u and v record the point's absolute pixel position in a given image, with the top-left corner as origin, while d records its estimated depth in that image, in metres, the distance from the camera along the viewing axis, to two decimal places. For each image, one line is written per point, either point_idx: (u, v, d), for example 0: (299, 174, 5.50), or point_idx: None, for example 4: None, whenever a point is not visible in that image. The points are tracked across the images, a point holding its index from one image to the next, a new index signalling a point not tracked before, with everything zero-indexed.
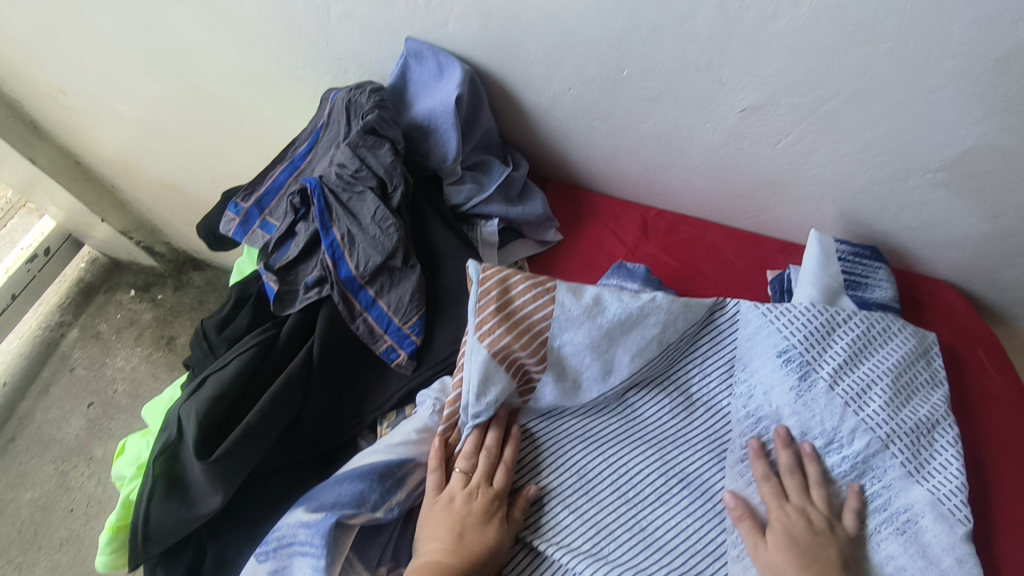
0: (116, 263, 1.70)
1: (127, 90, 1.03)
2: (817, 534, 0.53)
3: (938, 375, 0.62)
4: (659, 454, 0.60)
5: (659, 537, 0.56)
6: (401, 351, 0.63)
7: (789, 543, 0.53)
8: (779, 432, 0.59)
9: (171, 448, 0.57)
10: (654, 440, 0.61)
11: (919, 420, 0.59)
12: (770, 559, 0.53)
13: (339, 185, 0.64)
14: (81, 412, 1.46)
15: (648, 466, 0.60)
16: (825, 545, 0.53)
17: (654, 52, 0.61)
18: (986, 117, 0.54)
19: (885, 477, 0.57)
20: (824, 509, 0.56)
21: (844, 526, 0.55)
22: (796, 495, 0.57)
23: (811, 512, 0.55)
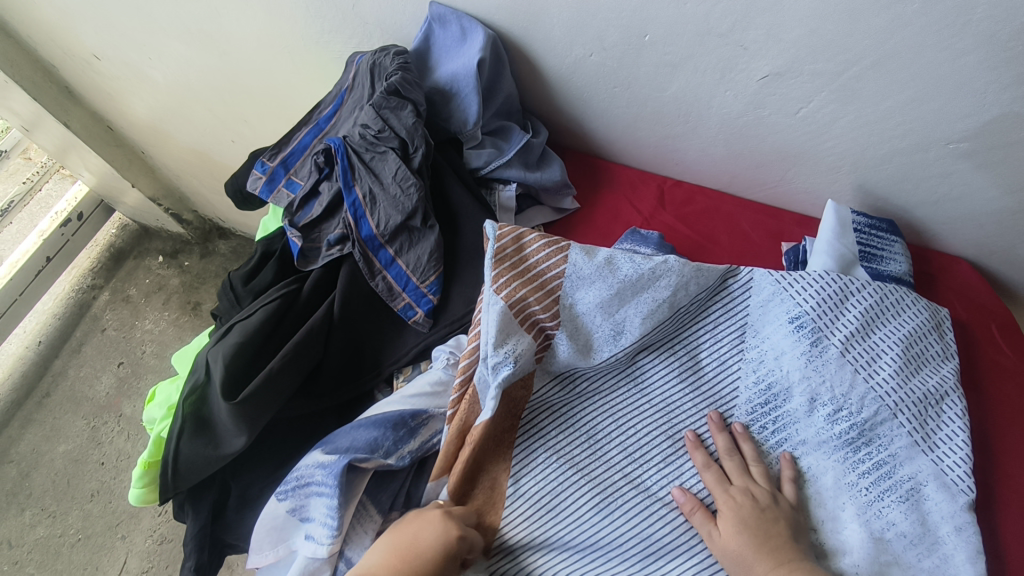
0: (145, 230, 1.75)
1: (158, 55, 1.06)
2: (763, 511, 0.56)
3: (950, 348, 0.63)
4: (666, 416, 0.63)
5: (662, 496, 0.60)
6: (418, 309, 0.65)
7: (740, 526, 0.55)
8: (711, 418, 0.62)
9: (199, 390, 0.59)
10: (663, 404, 0.63)
11: (927, 391, 0.60)
12: (726, 542, 0.55)
13: (362, 145, 0.66)
14: (111, 371, 1.52)
15: (656, 428, 0.62)
16: (773, 520, 0.55)
17: (677, 16, 0.62)
18: (1012, 84, 0.54)
19: (892, 446, 0.58)
20: (766, 484, 0.58)
21: (786, 496, 0.58)
22: (737, 476, 0.59)
23: (754, 490, 0.57)
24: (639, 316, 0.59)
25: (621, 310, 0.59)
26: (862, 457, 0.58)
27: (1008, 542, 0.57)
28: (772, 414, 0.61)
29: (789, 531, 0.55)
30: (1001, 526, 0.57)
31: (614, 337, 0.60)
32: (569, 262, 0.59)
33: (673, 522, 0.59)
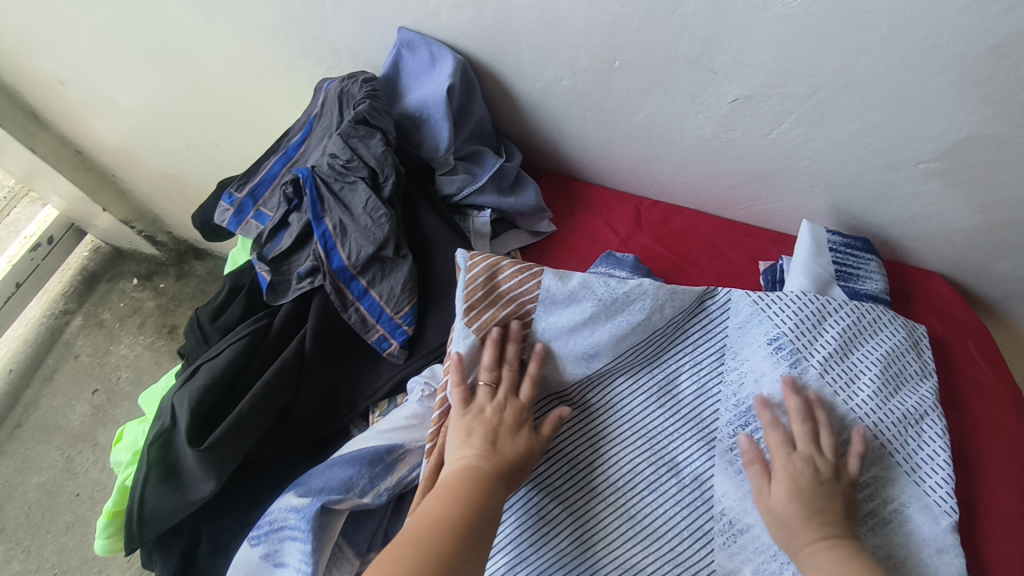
0: (119, 252, 1.71)
1: (124, 79, 1.03)
2: (822, 483, 0.52)
3: (929, 366, 0.61)
4: (650, 443, 0.61)
5: (648, 525, 0.58)
6: (393, 341, 0.64)
7: (794, 491, 0.52)
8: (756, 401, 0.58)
9: (165, 435, 0.57)
10: (643, 431, 0.61)
11: (906, 411, 0.58)
12: (775, 490, 0.53)
13: (331, 175, 0.64)
14: (85, 399, 1.48)
15: (639, 455, 0.60)
16: (830, 495, 0.52)
17: (646, 41, 0.61)
18: (979, 107, 0.54)
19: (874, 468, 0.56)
20: (832, 457, 0.54)
21: (850, 471, 0.54)
22: (803, 442, 0.55)
23: (817, 460, 0.54)
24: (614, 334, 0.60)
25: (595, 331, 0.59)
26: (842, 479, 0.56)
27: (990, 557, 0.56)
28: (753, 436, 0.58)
29: (844, 507, 0.52)
30: (984, 543, 0.57)
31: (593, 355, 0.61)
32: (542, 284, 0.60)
33: (658, 553, 0.57)
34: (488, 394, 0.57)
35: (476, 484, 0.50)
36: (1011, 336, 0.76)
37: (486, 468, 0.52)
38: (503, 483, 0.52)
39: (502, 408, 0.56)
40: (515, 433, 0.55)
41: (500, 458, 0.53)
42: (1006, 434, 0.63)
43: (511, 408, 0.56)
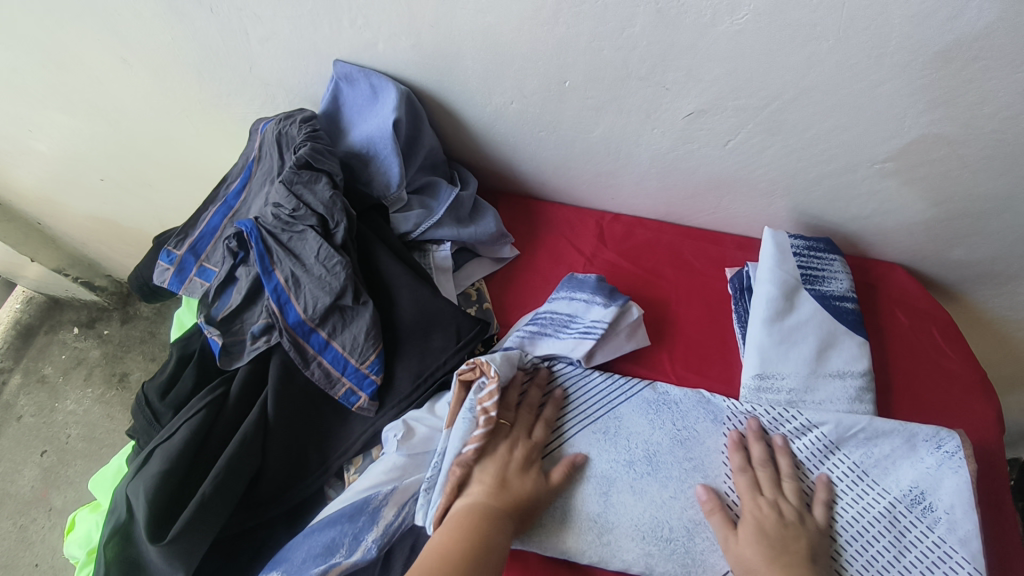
0: (54, 301, 1.58)
1: (38, 126, 0.95)
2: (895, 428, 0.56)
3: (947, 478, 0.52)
4: (678, 439, 0.57)
5: (672, 526, 0.53)
6: (361, 393, 0.60)
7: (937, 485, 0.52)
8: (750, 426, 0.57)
9: (122, 529, 0.53)
10: (679, 438, 0.57)
11: (896, 498, 0.53)
12: (740, 552, 0.50)
13: (277, 226, 0.61)
14: (34, 462, 1.36)
15: (661, 434, 0.58)
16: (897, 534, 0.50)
17: (595, 61, 0.59)
18: (929, 109, 0.54)
19: (957, 530, 0.50)
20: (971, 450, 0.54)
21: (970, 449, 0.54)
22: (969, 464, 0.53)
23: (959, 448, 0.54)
24: (577, 338, 0.63)
25: (559, 336, 0.64)
26: (910, 552, 0.50)
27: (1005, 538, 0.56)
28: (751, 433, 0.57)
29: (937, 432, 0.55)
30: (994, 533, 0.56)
31: (571, 362, 0.63)
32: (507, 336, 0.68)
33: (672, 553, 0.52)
34: (505, 433, 0.56)
35: (480, 517, 0.48)
36: (970, 314, 0.78)
37: (493, 505, 0.50)
38: (511, 518, 0.50)
39: (511, 446, 0.55)
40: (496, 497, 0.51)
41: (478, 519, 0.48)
42: (977, 420, 0.63)
43: (524, 447, 0.55)
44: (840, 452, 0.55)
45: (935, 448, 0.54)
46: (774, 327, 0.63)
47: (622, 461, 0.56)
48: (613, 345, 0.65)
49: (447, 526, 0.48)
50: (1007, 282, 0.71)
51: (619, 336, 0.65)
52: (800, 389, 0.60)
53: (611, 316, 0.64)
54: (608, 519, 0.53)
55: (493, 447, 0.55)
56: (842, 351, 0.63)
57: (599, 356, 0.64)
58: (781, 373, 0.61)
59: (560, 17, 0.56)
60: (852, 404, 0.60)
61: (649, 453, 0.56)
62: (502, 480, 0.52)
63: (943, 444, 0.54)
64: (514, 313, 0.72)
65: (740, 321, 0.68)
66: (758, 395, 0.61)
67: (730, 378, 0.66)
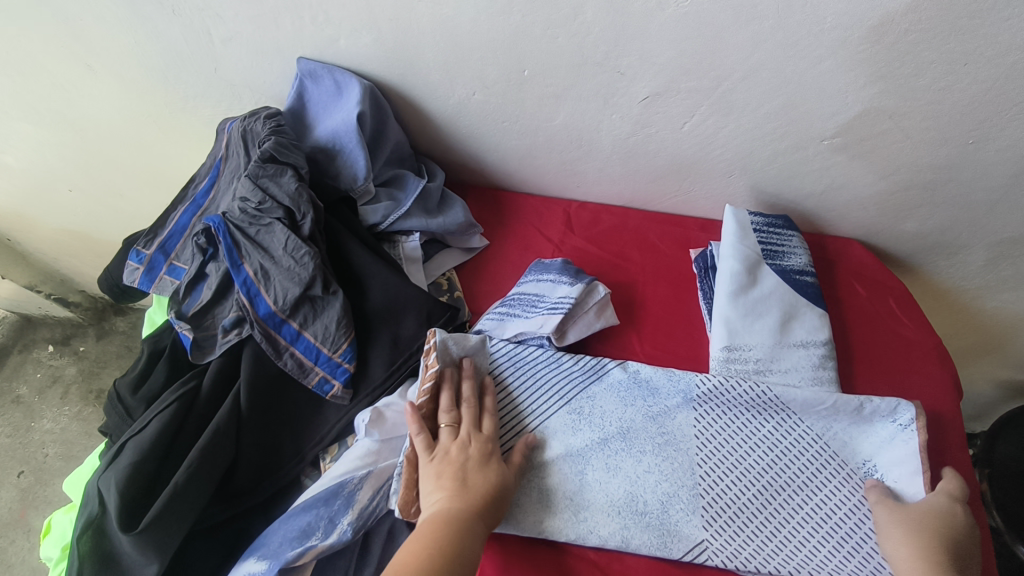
0: (28, 320, 1.56)
1: (4, 138, 0.94)
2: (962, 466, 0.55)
3: (892, 448, 0.56)
4: (646, 414, 0.57)
5: (646, 501, 0.53)
6: (334, 381, 0.61)
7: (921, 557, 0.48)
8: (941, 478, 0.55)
9: (96, 523, 0.54)
10: (648, 414, 0.57)
11: (851, 467, 0.56)
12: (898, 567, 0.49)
13: (244, 220, 0.61)
14: (10, 483, 1.33)
15: (630, 410, 0.57)
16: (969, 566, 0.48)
17: (551, 49, 0.61)
18: (869, 83, 0.57)
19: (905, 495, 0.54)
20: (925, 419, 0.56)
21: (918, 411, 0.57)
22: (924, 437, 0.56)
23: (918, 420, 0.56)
24: (546, 315, 0.64)
25: (529, 316, 0.65)
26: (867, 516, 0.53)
27: None
28: (716, 407, 0.58)
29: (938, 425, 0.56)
30: None
31: (542, 339, 0.63)
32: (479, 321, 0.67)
33: (648, 527, 0.53)
34: (451, 433, 0.54)
35: (450, 524, 0.46)
36: (925, 285, 0.81)
37: (460, 507, 0.48)
38: (481, 516, 0.48)
39: (466, 444, 0.53)
40: (483, 468, 0.51)
41: (472, 494, 0.49)
42: (932, 384, 0.65)
43: (477, 442, 0.53)
44: (799, 422, 0.57)
45: (890, 421, 0.57)
46: (737, 301, 0.65)
47: (597, 441, 0.56)
48: (583, 323, 0.66)
49: (423, 533, 0.46)
50: (956, 252, 0.74)
51: (587, 314, 0.67)
52: (766, 358, 0.62)
53: (577, 292, 0.65)
54: (595, 499, 0.54)
55: (444, 451, 0.52)
56: (804, 322, 0.65)
57: (571, 335, 0.65)
58: (748, 344, 0.63)
59: (515, 6, 0.58)
60: (817, 371, 0.62)
61: (620, 430, 0.56)
62: (463, 480, 0.50)
63: (899, 416, 0.56)
64: (485, 300, 0.74)
65: (706, 299, 0.70)
66: (727, 366, 0.62)
67: (696, 353, 0.68)
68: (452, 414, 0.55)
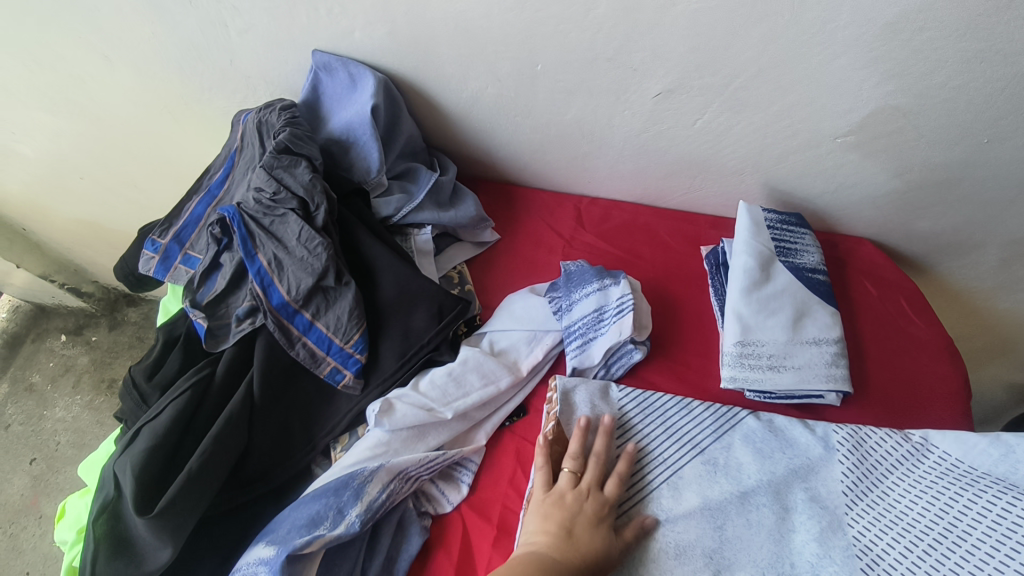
0: (41, 310, 1.58)
1: (22, 128, 0.96)
2: None
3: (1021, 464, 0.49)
4: (723, 457, 0.55)
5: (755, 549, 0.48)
6: (346, 372, 0.61)
7: None
8: None
9: (111, 506, 0.54)
10: (728, 456, 0.55)
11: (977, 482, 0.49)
12: None
13: (259, 211, 0.62)
14: (23, 470, 1.35)
15: (713, 450, 0.55)
16: None
17: (564, 44, 0.62)
18: (883, 80, 0.56)
19: None
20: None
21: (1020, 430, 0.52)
22: None
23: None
24: (618, 321, 0.64)
25: (602, 330, 0.64)
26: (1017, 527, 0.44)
27: None
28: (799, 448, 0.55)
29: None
30: None
31: (628, 347, 0.65)
32: (493, 320, 0.69)
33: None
34: (572, 480, 0.53)
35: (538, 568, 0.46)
36: (937, 286, 0.81)
37: (557, 558, 0.47)
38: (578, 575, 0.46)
39: (583, 495, 0.52)
40: (594, 526, 0.50)
41: (575, 550, 0.48)
42: (941, 383, 0.65)
43: (593, 496, 0.52)
44: (922, 454, 0.53)
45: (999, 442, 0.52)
46: (750, 298, 0.65)
47: (708, 466, 0.54)
48: (642, 311, 0.67)
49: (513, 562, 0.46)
50: (970, 252, 0.73)
51: (641, 305, 0.67)
52: (779, 354, 0.62)
53: (629, 288, 0.66)
54: (699, 515, 0.51)
55: (559, 496, 0.52)
56: (816, 320, 0.65)
57: (644, 324, 0.66)
58: (760, 340, 0.63)
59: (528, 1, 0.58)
60: (829, 369, 0.62)
61: (707, 471, 0.54)
62: (569, 530, 0.49)
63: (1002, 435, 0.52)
64: (497, 293, 0.74)
65: (717, 295, 0.70)
66: (740, 361, 0.62)
67: (707, 351, 0.68)
68: (579, 462, 0.54)
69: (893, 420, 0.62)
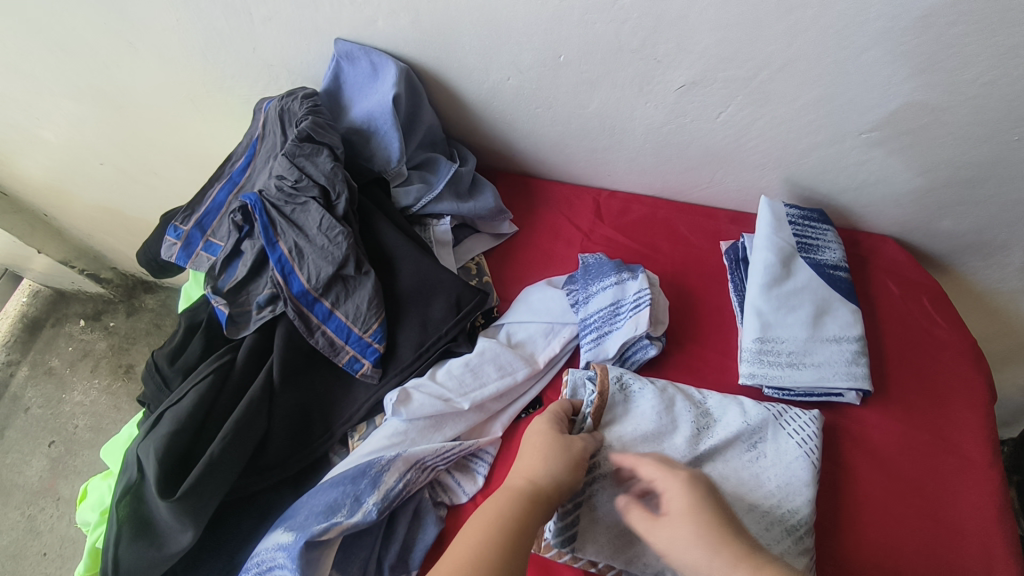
0: (61, 294, 1.60)
1: (46, 114, 0.96)
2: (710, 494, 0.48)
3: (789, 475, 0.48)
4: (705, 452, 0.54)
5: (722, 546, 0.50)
6: (364, 360, 0.62)
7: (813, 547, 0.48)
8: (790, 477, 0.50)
9: (134, 489, 0.55)
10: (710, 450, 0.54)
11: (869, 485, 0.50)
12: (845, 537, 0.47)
13: (280, 198, 0.62)
14: (41, 452, 1.37)
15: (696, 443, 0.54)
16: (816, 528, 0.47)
17: (588, 35, 0.61)
18: (913, 75, 0.55)
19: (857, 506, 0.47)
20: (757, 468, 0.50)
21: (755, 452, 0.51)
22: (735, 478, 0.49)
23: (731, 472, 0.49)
24: (635, 315, 0.63)
25: (619, 325, 0.64)
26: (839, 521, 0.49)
27: (967, 490, 0.57)
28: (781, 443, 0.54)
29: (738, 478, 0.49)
30: (955, 490, 0.57)
31: (645, 341, 0.64)
32: (510, 311, 0.69)
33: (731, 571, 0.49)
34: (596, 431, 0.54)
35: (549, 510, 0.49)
36: (960, 286, 0.79)
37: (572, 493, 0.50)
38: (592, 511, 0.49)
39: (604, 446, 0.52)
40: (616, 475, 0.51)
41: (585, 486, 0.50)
42: (960, 382, 0.65)
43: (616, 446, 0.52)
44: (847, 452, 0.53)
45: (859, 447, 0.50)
46: (771, 294, 0.64)
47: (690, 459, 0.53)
48: (660, 304, 0.67)
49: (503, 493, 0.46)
50: (996, 253, 0.72)
51: (659, 299, 0.67)
52: (799, 351, 0.62)
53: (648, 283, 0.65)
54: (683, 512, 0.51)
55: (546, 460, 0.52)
56: (837, 317, 0.64)
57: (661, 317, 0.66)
58: (780, 337, 0.63)
59: None
60: (850, 367, 0.62)
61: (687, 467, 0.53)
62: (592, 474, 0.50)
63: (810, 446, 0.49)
64: (514, 286, 0.74)
65: (736, 291, 0.70)
66: (759, 357, 0.62)
67: (725, 347, 0.67)
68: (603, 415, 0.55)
69: (912, 419, 0.62)
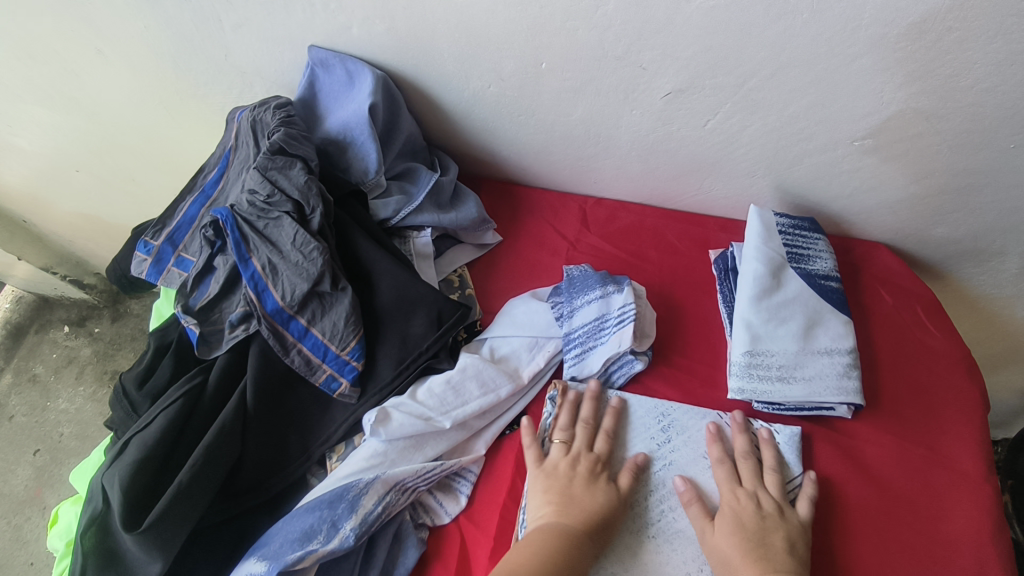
0: (44, 300, 1.57)
1: (18, 121, 0.94)
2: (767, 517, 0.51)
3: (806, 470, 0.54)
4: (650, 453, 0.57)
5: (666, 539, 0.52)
6: (342, 380, 0.60)
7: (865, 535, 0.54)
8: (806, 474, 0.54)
9: (100, 520, 0.53)
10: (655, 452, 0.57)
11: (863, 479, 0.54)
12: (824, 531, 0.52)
13: (252, 213, 0.60)
14: (27, 461, 1.35)
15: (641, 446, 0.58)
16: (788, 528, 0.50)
17: (570, 41, 0.59)
18: (905, 83, 0.54)
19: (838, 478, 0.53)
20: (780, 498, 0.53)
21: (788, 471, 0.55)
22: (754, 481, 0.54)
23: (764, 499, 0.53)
24: (619, 331, 0.62)
25: (604, 341, 0.62)
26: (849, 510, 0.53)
27: (961, 501, 0.56)
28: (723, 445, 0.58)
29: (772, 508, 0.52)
30: (948, 502, 0.56)
31: (628, 356, 0.63)
32: (494, 325, 0.67)
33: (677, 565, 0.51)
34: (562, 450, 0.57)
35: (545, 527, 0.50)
36: (955, 292, 0.78)
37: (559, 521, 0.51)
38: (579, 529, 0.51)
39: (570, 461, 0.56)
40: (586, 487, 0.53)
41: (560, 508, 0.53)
42: (954, 392, 0.63)
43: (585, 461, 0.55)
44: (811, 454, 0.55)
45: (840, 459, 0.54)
46: (760, 306, 0.63)
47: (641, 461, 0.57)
48: (645, 317, 0.65)
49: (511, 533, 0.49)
50: (991, 259, 0.71)
51: (644, 311, 0.65)
52: (790, 365, 0.60)
53: (633, 296, 0.63)
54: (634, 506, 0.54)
55: (551, 466, 0.55)
56: (828, 329, 0.63)
57: (646, 331, 0.64)
58: (770, 350, 0.61)
59: None
60: (841, 381, 0.60)
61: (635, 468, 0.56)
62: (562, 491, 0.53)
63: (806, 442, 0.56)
64: (499, 298, 0.72)
65: (725, 302, 0.68)
66: (748, 371, 0.60)
67: (714, 361, 0.66)
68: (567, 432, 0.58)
69: (905, 431, 0.60)
